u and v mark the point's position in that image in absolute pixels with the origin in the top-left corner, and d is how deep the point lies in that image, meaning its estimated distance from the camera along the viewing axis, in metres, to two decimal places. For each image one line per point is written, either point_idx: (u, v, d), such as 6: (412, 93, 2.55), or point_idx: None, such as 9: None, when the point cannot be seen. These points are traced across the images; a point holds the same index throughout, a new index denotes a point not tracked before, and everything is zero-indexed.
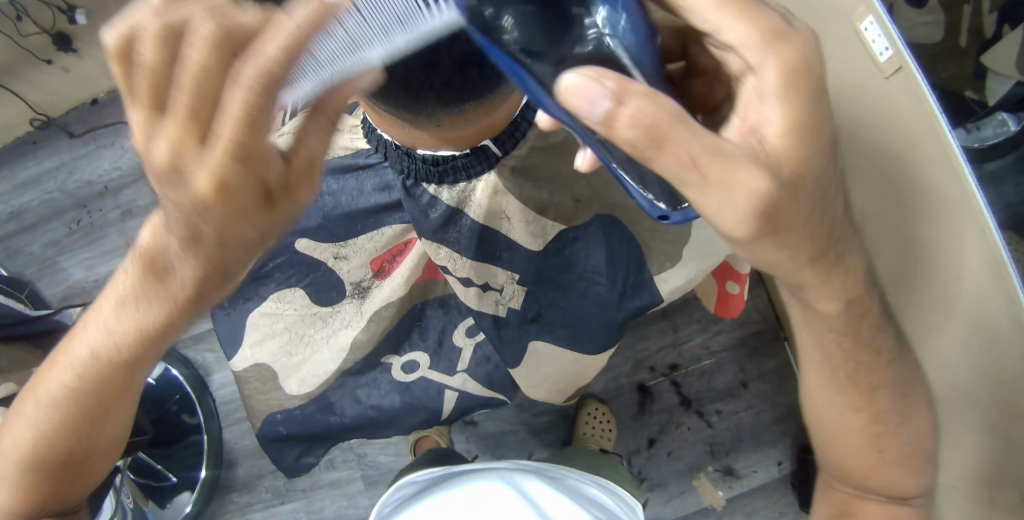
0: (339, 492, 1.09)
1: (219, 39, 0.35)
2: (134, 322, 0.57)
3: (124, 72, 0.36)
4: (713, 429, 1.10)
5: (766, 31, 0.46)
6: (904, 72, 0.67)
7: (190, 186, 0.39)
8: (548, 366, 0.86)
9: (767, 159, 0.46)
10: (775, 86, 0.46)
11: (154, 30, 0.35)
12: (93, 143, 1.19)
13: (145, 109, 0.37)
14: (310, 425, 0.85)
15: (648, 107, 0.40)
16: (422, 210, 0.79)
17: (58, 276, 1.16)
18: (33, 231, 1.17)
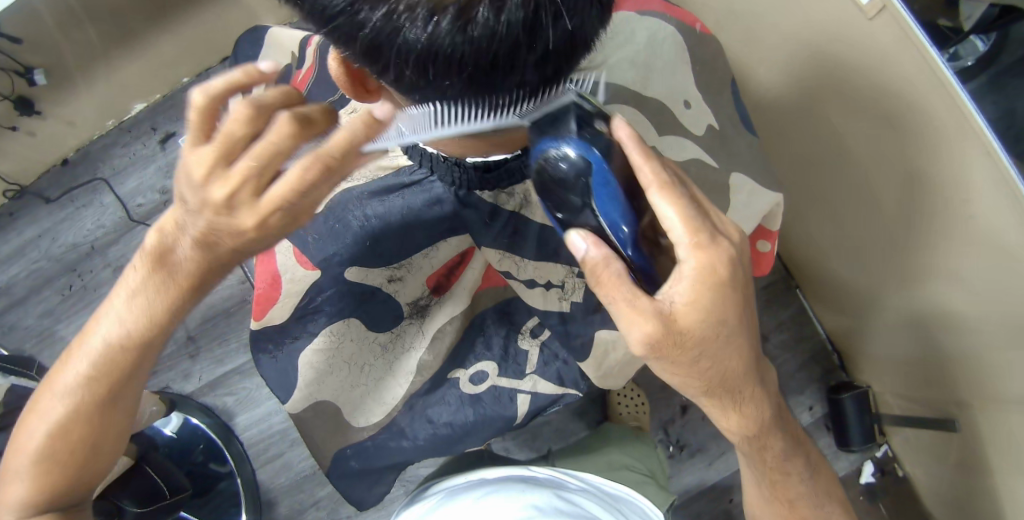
0: (385, 513, 1.08)
1: (285, 129, 0.50)
2: (138, 321, 0.59)
3: (202, 125, 0.52)
4: None
5: (700, 234, 0.55)
6: (889, 10, 0.69)
7: (235, 217, 0.52)
8: (616, 353, 0.81)
9: (665, 316, 0.55)
10: (691, 275, 0.55)
11: (240, 113, 0.50)
12: (71, 205, 1.16)
13: (212, 154, 0.50)
14: (377, 455, 0.84)
15: (607, 265, 0.55)
16: (481, 219, 0.79)
17: (60, 345, 1.12)
18: (25, 303, 1.13)
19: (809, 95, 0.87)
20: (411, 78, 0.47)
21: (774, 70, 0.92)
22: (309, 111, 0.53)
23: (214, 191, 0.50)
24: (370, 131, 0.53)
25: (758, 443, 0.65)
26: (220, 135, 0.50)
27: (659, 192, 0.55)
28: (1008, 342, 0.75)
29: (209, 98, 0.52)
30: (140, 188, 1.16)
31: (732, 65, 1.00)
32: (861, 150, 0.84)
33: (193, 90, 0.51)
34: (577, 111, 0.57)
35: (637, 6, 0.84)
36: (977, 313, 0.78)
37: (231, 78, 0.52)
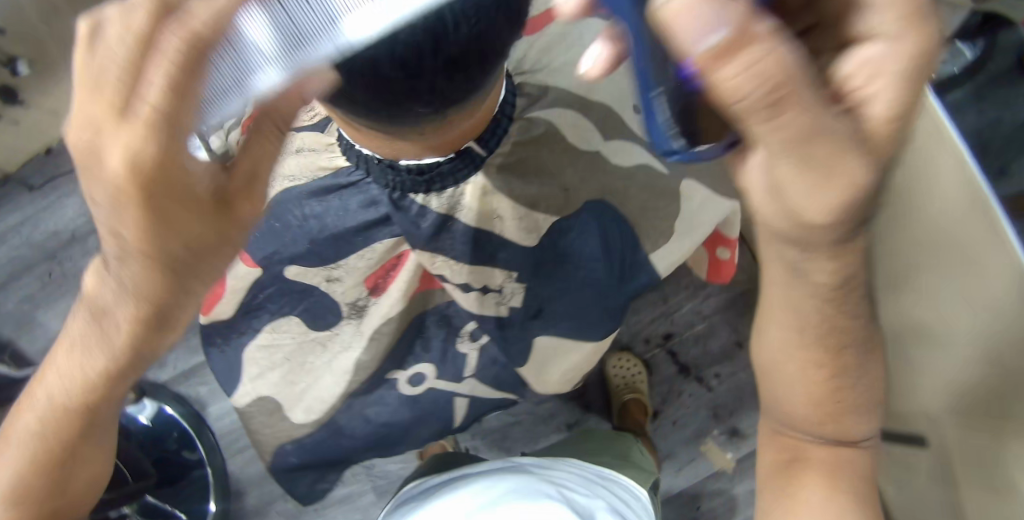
0: (352, 507, 1.08)
1: (133, 18, 0.34)
2: (78, 378, 0.51)
3: (67, 75, 0.37)
4: (715, 393, 1.07)
5: (910, 6, 0.43)
6: None
7: (104, 165, 0.36)
8: (555, 357, 0.84)
9: (864, 135, 0.42)
10: (896, 67, 0.43)
11: (81, 30, 0.35)
12: (54, 193, 1.16)
13: (76, 89, 0.36)
14: (320, 450, 0.85)
15: (765, 56, 0.35)
16: (413, 222, 0.77)
17: (38, 331, 1.13)
18: (4, 289, 1.14)
19: None
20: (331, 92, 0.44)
21: None
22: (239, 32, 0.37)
23: (110, 160, 0.36)
24: None
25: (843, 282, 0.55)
26: (74, 58, 0.35)
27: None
28: (968, 367, 0.76)
29: (74, 23, 0.35)
30: None
31: None
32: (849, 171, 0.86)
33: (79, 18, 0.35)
34: None
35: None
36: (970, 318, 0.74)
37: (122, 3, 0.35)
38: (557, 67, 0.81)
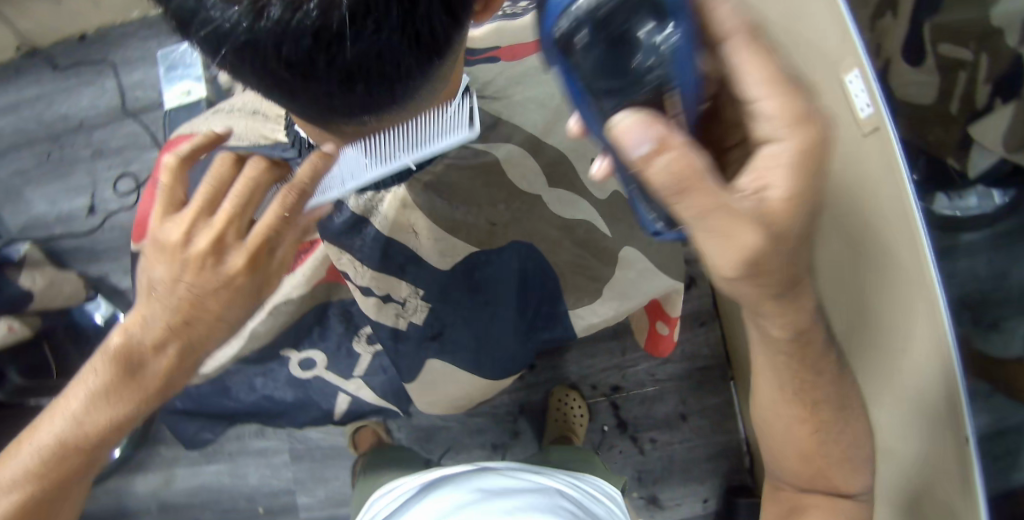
0: (265, 462, 1.06)
1: (255, 169, 0.60)
2: (103, 416, 0.60)
3: (173, 195, 0.63)
4: (646, 457, 1.05)
5: (798, 111, 0.47)
6: (880, 131, 0.62)
7: (219, 264, 0.60)
8: (445, 383, 0.79)
9: (763, 213, 0.45)
10: (790, 159, 0.46)
11: (220, 166, 0.60)
12: (75, 78, 1.17)
13: (195, 213, 0.60)
14: (206, 403, 0.88)
15: (687, 157, 0.41)
16: (326, 213, 0.73)
17: (22, 206, 1.14)
18: (3, 156, 1.16)
19: None
20: (220, 59, 0.42)
21: None
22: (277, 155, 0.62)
23: (197, 243, 0.59)
24: (322, 164, 0.58)
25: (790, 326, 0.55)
26: (200, 193, 0.60)
27: (738, 49, 0.47)
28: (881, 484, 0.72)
29: (180, 161, 0.61)
30: (143, 83, 1.17)
31: None
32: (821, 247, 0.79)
33: (168, 155, 0.61)
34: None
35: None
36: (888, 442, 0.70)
37: (194, 141, 0.61)
38: (517, 100, 0.77)
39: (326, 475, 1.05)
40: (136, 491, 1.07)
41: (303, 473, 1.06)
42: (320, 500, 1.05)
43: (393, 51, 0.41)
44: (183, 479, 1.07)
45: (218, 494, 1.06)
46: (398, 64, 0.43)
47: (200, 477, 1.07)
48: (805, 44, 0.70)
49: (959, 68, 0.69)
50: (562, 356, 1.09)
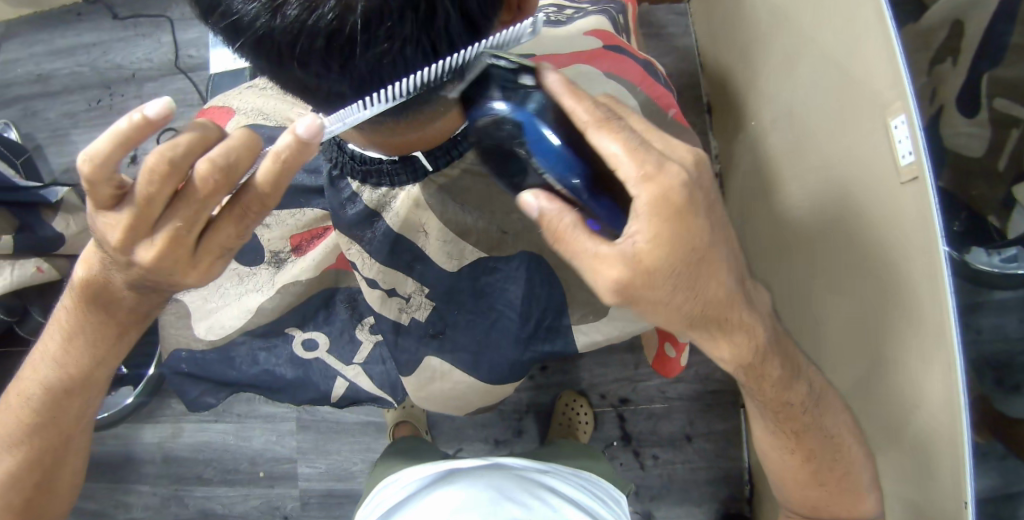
0: (271, 427, 1.09)
1: (208, 181, 0.44)
2: (82, 353, 0.59)
3: (96, 191, 0.44)
4: (646, 473, 1.04)
5: (646, 162, 0.49)
6: (919, 183, 0.64)
7: (174, 275, 0.50)
8: (441, 381, 0.79)
9: (632, 258, 0.50)
10: (646, 211, 0.49)
11: (153, 167, 0.43)
12: (133, 29, 1.20)
13: (128, 225, 0.46)
14: (206, 371, 0.83)
15: (559, 217, 0.52)
16: (340, 203, 0.76)
17: (68, 148, 1.18)
18: (55, 97, 1.20)
19: (822, 212, 0.83)
20: (240, 52, 0.45)
21: (799, 175, 0.89)
22: (224, 156, 0.44)
23: (141, 256, 0.47)
24: (298, 159, 0.45)
25: (755, 373, 0.62)
26: (133, 202, 0.45)
27: (598, 133, 0.49)
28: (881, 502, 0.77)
29: (99, 162, 0.43)
30: (197, 41, 1.19)
31: (772, 170, 0.97)
32: (835, 278, 0.82)
33: (77, 156, 0.42)
34: (499, 78, 0.56)
35: (610, 67, 0.77)
36: (895, 468, 0.74)
37: (115, 134, 0.42)
38: None
39: (328, 448, 1.07)
40: (144, 439, 1.11)
41: (306, 443, 1.08)
42: (320, 472, 1.07)
43: (406, 57, 0.44)
44: (189, 434, 1.11)
45: (221, 452, 1.09)
46: (407, 67, 0.45)
47: (206, 434, 1.10)
48: (864, 85, 0.72)
49: (1012, 126, 0.78)
50: (573, 363, 1.09)
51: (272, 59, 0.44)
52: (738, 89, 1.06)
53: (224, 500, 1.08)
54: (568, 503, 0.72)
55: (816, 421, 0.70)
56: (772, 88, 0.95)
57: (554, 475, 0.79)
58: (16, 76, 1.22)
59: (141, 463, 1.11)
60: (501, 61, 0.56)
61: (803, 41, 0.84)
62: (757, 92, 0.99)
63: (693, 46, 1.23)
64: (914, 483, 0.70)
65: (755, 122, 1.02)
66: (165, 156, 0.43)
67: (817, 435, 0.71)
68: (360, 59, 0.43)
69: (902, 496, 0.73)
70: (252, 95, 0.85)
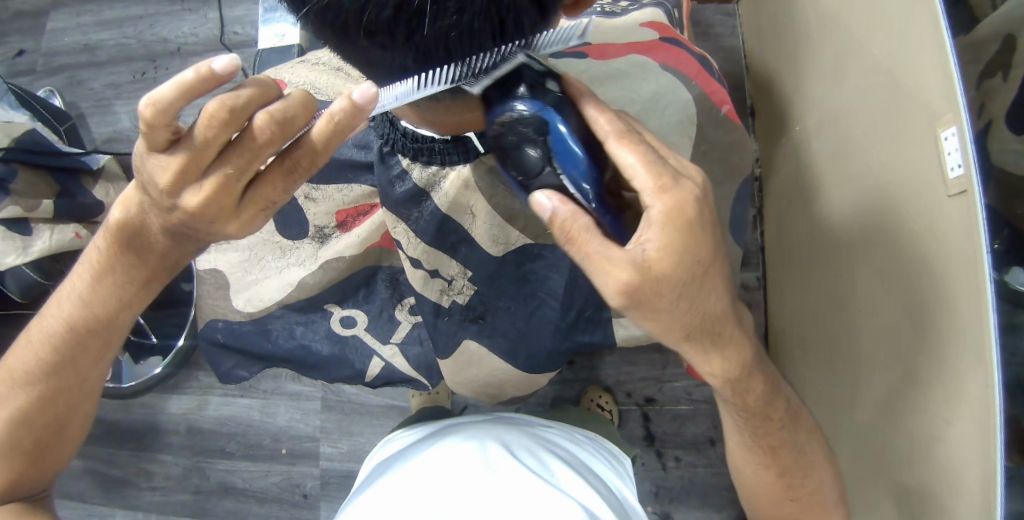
0: (296, 405, 1.10)
1: (265, 132, 0.46)
2: (109, 294, 0.59)
3: (151, 134, 0.45)
4: (666, 474, 1.04)
5: (664, 177, 0.51)
6: (966, 197, 0.63)
7: (214, 223, 0.50)
8: (471, 369, 0.80)
9: (641, 262, 0.50)
10: (659, 220, 0.50)
11: (214, 113, 0.44)
12: (181, 4, 1.22)
13: (179, 167, 0.46)
14: (243, 343, 0.85)
15: (574, 219, 0.50)
16: (390, 181, 0.74)
17: (109, 118, 1.20)
18: (101, 68, 1.22)
19: (860, 220, 0.82)
20: (306, 19, 0.44)
21: (840, 180, 0.88)
22: (284, 111, 0.46)
23: (188, 200, 0.48)
24: (352, 120, 0.47)
25: (740, 387, 0.62)
26: (187, 144, 0.45)
27: (617, 144, 0.52)
28: (897, 511, 0.77)
29: (160, 108, 0.43)
30: (243, 19, 1.20)
31: (813, 174, 0.95)
32: (869, 286, 0.81)
33: (140, 100, 0.43)
34: (527, 73, 0.52)
35: (664, 59, 0.78)
36: (915, 479, 0.73)
37: (181, 81, 0.43)
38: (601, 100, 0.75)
39: (352, 429, 1.08)
40: (170, 409, 1.13)
41: (329, 423, 1.09)
42: (341, 453, 1.08)
43: (472, 32, 0.44)
44: (214, 407, 1.12)
45: (246, 427, 1.11)
46: (472, 43, 0.45)
47: (232, 408, 1.12)
48: (914, 96, 0.71)
49: None
50: (600, 359, 1.09)
51: (337, 29, 0.44)
52: (783, 92, 1.04)
53: (245, 474, 1.10)
54: (563, 462, 0.71)
55: (795, 438, 0.69)
56: (819, 92, 0.93)
57: (572, 435, 0.81)
58: (63, 45, 1.24)
59: (164, 433, 1.13)
60: (534, 61, 0.52)
61: (852, 44, 0.82)
62: (804, 95, 0.98)
63: (739, 46, 1.21)
64: (932, 494, 0.70)
65: (799, 126, 1.00)
66: (226, 104, 0.44)
67: (794, 453, 0.69)
68: (427, 30, 0.43)
69: (921, 507, 0.73)
70: (304, 69, 0.86)
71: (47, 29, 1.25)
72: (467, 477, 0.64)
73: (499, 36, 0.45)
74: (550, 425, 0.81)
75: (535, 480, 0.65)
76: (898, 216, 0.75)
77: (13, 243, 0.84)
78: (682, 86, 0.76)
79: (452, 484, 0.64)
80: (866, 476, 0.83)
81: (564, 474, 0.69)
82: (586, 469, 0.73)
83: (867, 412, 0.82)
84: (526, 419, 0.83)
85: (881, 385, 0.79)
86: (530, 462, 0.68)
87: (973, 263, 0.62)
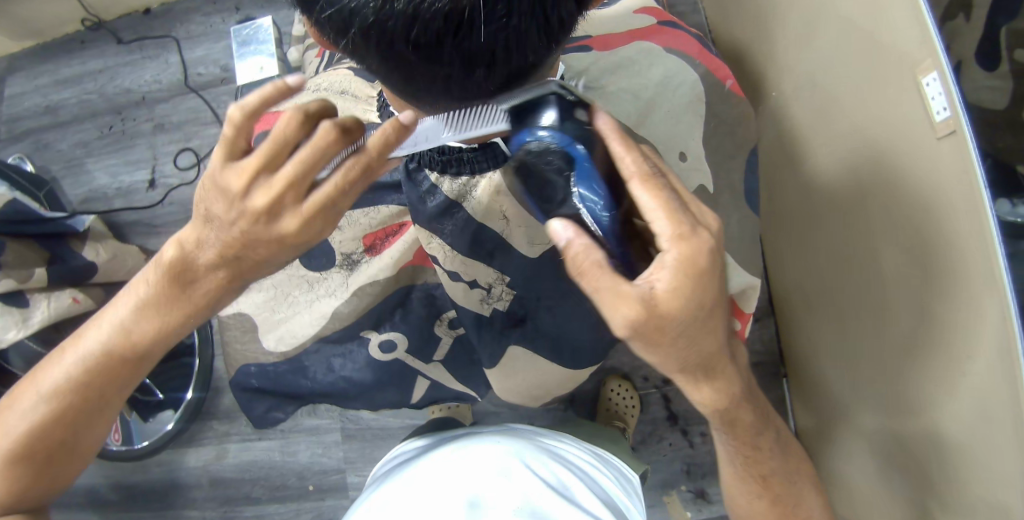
0: (315, 440, 1.09)
1: (324, 139, 0.50)
2: (154, 327, 0.60)
3: (231, 141, 0.51)
4: (694, 451, 1.04)
5: (682, 223, 0.50)
6: (956, 137, 0.64)
7: (275, 226, 0.53)
8: (524, 371, 0.81)
9: (648, 299, 0.49)
10: (672, 264, 0.50)
11: (283, 126, 0.50)
12: (139, 53, 1.20)
13: (251, 166, 0.51)
14: (281, 383, 0.85)
15: (586, 254, 0.50)
16: (421, 196, 0.77)
17: (83, 178, 1.17)
18: (66, 128, 1.19)
19: (852, 175, 0.83)
20: (351, 45, 0.45)
21: (826, 140, 0.89)
22: (342, 122, 0.51)
23: (254, 200, 0.52)
24: (399, 136, 0.52)
25: (730, 417, 0.61)
26: (261, 147, 0.51)
27: (640, 184, 0.51)
28: (929, 455, 0.79)
29: (243, 115, 0.50)
30: (205, 60, 1.18)
31: (797, 137, 0.97)
32: (872, 239, 0.82)
33: (230, 106, 0.50)
34: (555, 101, 0.55)
35: (667, 42, 0.81)
36: (943, 421, 0.75)
37: (264, 93, 0.50)
38: (611, 91, 0.78)
39: (377, 455, 1.07)
40: (189, 463, 1.11)
41: (353, 453, 1.08)
42: None
43: (520, 35, 0.44)
44: (234, 453, 1.10)
45: (269, 469, 1.09)
46: (519, 47, 0.45)
47: (252, 452, 1.10)
48: (891, 47, 0.72)
49: None
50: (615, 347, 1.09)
51: (383, 49, 0.44)
52: (756, 62, 1.06)
53: (275, 516, 1.08)
54: (573, 473, 0.70)
55: (784, 466, 0.69)
56: (792, 56, 0.94)
57: (575, 446, 0.79)
58: (23, 110, 1.21)
59: (187, 487, 1.10)
60: (567, 91, 0.55)
61: (820, 6, 0.84)
62: (777, 62, 0.99)
63: (704, 23, 1.22)
64: (963, 432, 0.72)
65: (777, 92, 1.01)
66: (295, 115, 0.51)
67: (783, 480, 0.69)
68: (480, 40, 0.43)
69: (952, 447, 0.74)
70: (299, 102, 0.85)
71: (5, 95, 1.22)
72: (479, 492, 0.63)
73: (546, 37, 0.45)
74: (558, 437, 0.80)
75: (552, 497, 0.64)
76: (892, 167, 0.76)
77: (12, 317, 0.84)
78: (687, 70, 0.79)
79: (462, 491, 0.63)
80: (897, 424, 0.84)
81: (576, 487, 0.68)
82: (591, 481, 0.72)
83: (886, 361, 0.83)
84: (532, 431, 0.82)
85: (898, 334, 0.80)
86: (543, 476, 0.67)
87: (974, 201, 0.64)
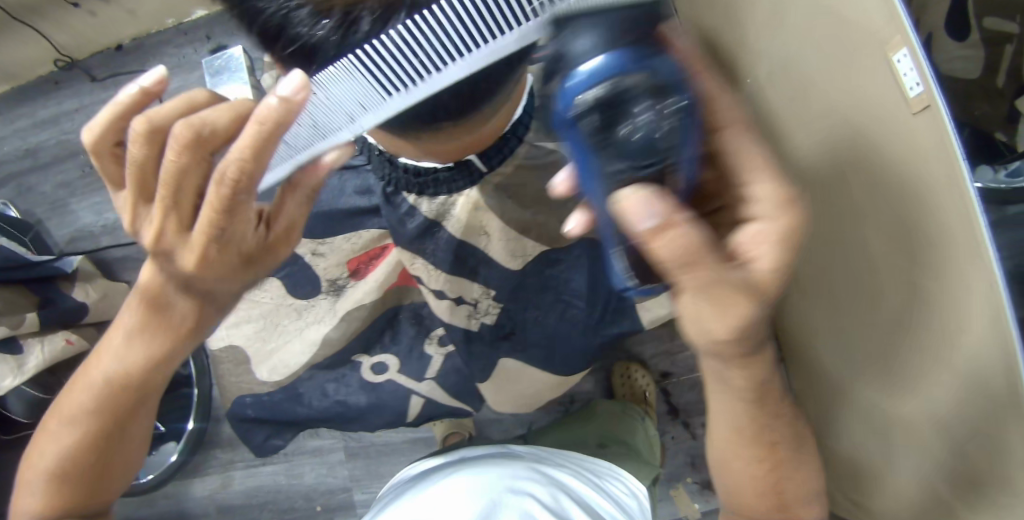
0: (320, 461, 1.09)
1: (178, 142, 0.45)
2: (141, 350, 0.60)
3: (107, 166, 0.50)
4: (698, 443, 1.05)
5: None
6: (931, 111, 0.64)
7: (180, 254, 0.52)
8: (519, 383, 0.86)
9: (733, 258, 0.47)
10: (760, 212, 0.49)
11: (135, 133, 0.46)
12: (115, 89, 1.19)
13: (127, 192, 0.50)
14: (276, 413, 0.88)
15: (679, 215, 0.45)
16: (400, 218, 0.81)
17: (68, 218, 1.17)
18: (47, 169, 1.19)
19: (837, 153, 0.83)
20: (319, 77, 0.47)
21: (806, 120, 0.89)
22: (201, 120, 0.45)
23: (151, 235, 0.50)
24: (277, 121, 0.44)
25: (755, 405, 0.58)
26: (127, 164, 0.48)
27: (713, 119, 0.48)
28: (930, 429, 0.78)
29: (97, 136, 0.49)
30: (181, 91, 1.18)
31: (778, 120, 0.97)
32: (862, 216, 0.81)
33: (80, 131, 0.49)
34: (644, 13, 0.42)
35: None
36: (939, 394, 0.74)
37: (114, 106, 0.48)
38: None
39: (382, 471, 1.07)
40: (195, 494, 1.10)
41: (358, 471, 1.07)
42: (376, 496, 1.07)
43: None
44: (240, 481, 1.10)
45: (276, 493, 1.09)
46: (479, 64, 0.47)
47: (258, 478, 1.10)
48: (859, 25, 0.72)
49: (1007, 41, 0.82)
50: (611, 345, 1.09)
51: (349, 77, 0.46)
52: (729, 51, 1.06)
53: None
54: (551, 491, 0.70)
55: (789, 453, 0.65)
56: (763, 44, 0.95)
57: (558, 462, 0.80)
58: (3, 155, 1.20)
59: None
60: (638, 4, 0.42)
61: None
62: (749, 49, 1.00)
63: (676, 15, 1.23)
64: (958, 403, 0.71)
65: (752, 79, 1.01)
66: (147, 120, 0.45)
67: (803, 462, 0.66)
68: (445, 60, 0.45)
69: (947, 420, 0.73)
70: None
71: None
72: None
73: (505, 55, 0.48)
74: (540, 456, 0.81)
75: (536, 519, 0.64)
76: (874, 143, 0.75)
77: (6, 365, 0.84)
78: None
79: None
80: (896, 400, 0.83)
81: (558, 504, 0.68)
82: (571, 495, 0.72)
83: (884, 336, 0.83)
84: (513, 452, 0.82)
85: (894, 309, 0.79)
86: (522, 494, 0.68)
87: (954, 171, 0.63)
